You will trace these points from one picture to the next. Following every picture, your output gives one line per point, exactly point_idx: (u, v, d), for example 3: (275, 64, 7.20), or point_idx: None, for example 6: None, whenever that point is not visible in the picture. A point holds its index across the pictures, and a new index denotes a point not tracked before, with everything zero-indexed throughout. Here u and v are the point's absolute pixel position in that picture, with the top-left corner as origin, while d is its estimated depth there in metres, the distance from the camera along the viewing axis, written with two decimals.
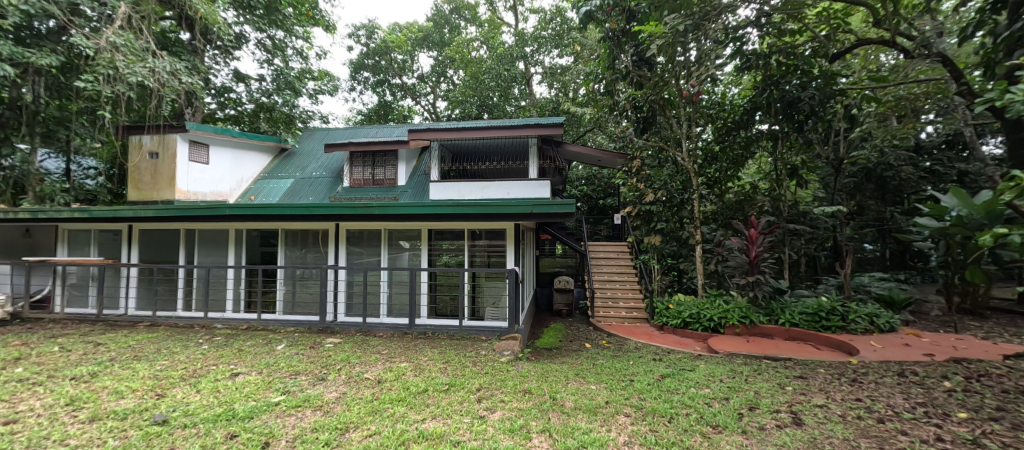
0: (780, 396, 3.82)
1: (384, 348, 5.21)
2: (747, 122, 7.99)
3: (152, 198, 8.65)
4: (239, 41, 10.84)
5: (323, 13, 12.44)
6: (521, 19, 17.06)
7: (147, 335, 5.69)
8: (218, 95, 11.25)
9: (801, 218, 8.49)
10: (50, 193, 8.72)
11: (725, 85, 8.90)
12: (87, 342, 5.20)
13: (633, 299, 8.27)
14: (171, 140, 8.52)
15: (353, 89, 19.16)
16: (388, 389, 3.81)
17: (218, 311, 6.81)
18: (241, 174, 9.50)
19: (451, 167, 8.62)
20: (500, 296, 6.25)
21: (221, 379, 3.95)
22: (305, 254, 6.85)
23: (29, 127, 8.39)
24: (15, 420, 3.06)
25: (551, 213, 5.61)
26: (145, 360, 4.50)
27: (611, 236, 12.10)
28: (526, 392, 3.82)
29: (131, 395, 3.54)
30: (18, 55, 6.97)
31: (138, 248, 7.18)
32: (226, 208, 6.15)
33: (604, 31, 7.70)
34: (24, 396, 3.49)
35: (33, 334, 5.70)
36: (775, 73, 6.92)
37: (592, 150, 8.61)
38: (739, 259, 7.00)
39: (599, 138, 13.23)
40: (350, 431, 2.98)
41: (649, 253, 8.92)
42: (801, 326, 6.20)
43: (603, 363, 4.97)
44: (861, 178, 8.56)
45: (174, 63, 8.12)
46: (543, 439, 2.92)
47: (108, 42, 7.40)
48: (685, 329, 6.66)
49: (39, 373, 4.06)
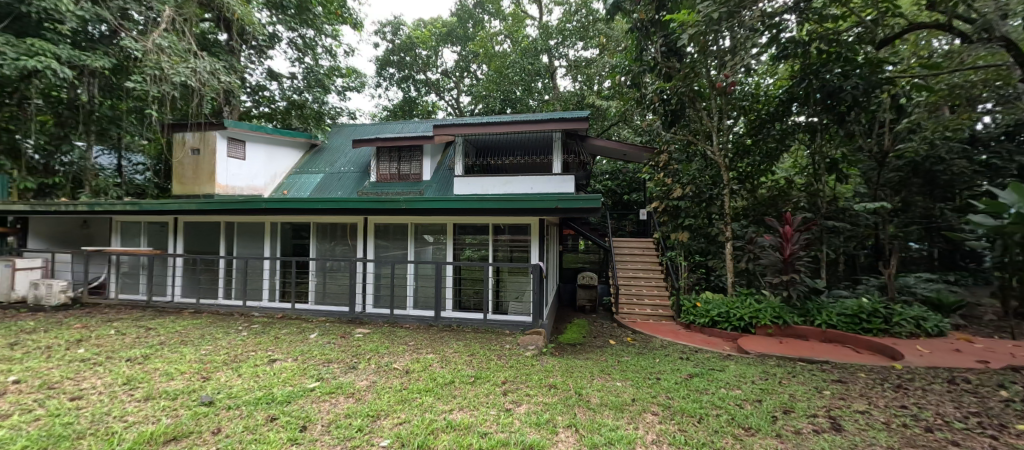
0: (818, 400, 3.67)
1: (411, 339, 5.32)
2: (783, 113, 7.65)
3: (194, 192, 9.14)
4: (272, 40, 11.30)
5: (351, 12, 12.67)
6: (546, 11, 16.91)
7: (192, 321, 6.04)
8: (254, 93, 11.72)
9: (839, 215, 8.02)
10: (104, 187, 9.42)
11: (759, 75, 8.53)
12: (140, 327, 5.57)
13: (659, 296, 8.15)
14: (211, 136, 8.98)
15: (378, 85, 19.42)
16: (415, 379, 3.91)
17: (255, 300, 7.17)
18: (274, 169, 9.90)
19: (475, 162, 8.77)
20: (524, 291, 6.33)
21: (260, 364, 4.15)
22: (334, 247, 7.09)
23: (85, 126, 8.96)
24: (80, 396, 3.33)
25: (577, 208, 5.55)
26: (191, 345, 4.77)
27: (636, 232, 11.90)
28: (551, 386, 3.84)
29: (179, 377, 3.77)
30: (76, 58, 7.50)
31: (183, 239, 7.59)
32: (262, 202, 6.36)
33: (632, 22, 7.51)
34: (86, 375, 3.77)
35: (92, 318, 6.15)
36: (815, 62, 6.68)
37: (620, 144, 8.50)
38: (772, 256, 6.74)
39: (624, 133, 12.98)
40: (382, 418, 3.08)
41: (676, 249, 8.67)
42: (839, 328, 5.91)
43: (629, 360, 4.93)
44: (907, 173, 7.62)
45: (213, 63, 8.49)
46: (570, 434, 2.93)
47: (154, 44, 7.81)
48: (713, 328, 6.52)
49: (99, 354, 4.38)
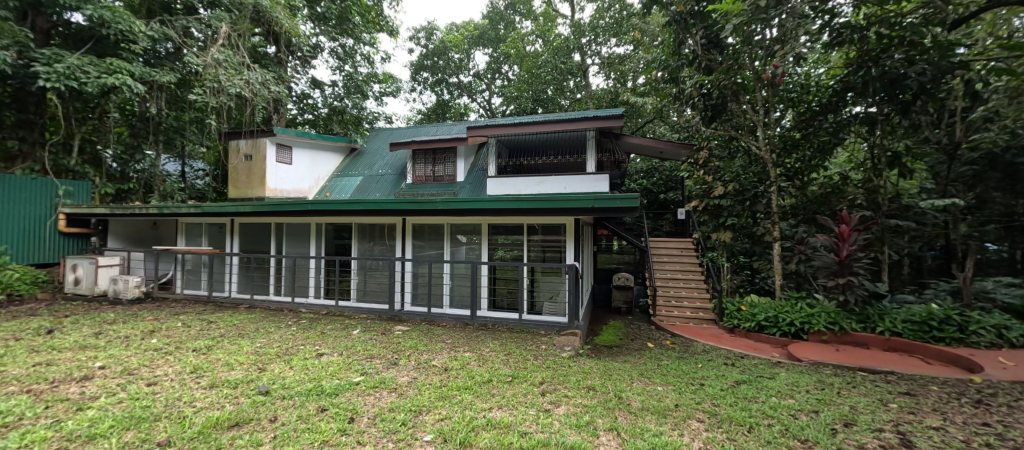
0: (883, 413, 3.41)
1: (449, 337, 5.42)
2: (837, 105, 7.15)
3: (247, 195, 9.78)
4: (315, 50, 11.92)
5: (387, 20, 13.29)
6: (578, 9, 16.71)
7: (248, 315, 6.46)
8: (299, 101, 12.36)
9: (904, 213, 7.33)
10: (171, 191, 10.27)
11: (809, 65, 8.03)
12: (203, 320, 6.02)
13: (699, 299, 7.85)
14: (261, 143, 9.56)
15: (413, 89, 19.90)
16: (454, 376, 3.98)
17: (302, 296, 7.56)
18: (318, 173, 10.41)
19: (508, 162, 8.83)
20: (558, 291, 6.29)
21: (309, 358, 4.38)
22: (373, 246, 7.35)
23: (155, 136, 9.88)
24: (155, 382, 3.65)
25: (613, 208, 5.44)
26: (247, 338, 5.11)
27: (673, 232, 11.53)
28: (589, 388, 3.79)
29: (239, 367, 4.04)
30: (148, 74, 8.20)
31: (238, 239, 8.12)
32: (309, 204, 6.65)
33: (669, 15, 7.35)
34: (159, 363, 4.12)
35: (162, 311, 6.71)
36: (874, 48, 6.26)
37: (656, 142, 8.27)
38: (826, 258, 6.31)
39: (660, 130, 12.60)
40: (423, 413, 3.15)
41: (718, 250, 8.31)
42: (904, 335, 5.45)
43: (669, 364, 4.78)
44: (984, 166, 6.69)
45: (264, 74, 9.09)
46: (611, 437, 2.89)
47: (213, 59, 8.44)
48: (760, 333, 6.21)
49: (169, 344, 4.77)
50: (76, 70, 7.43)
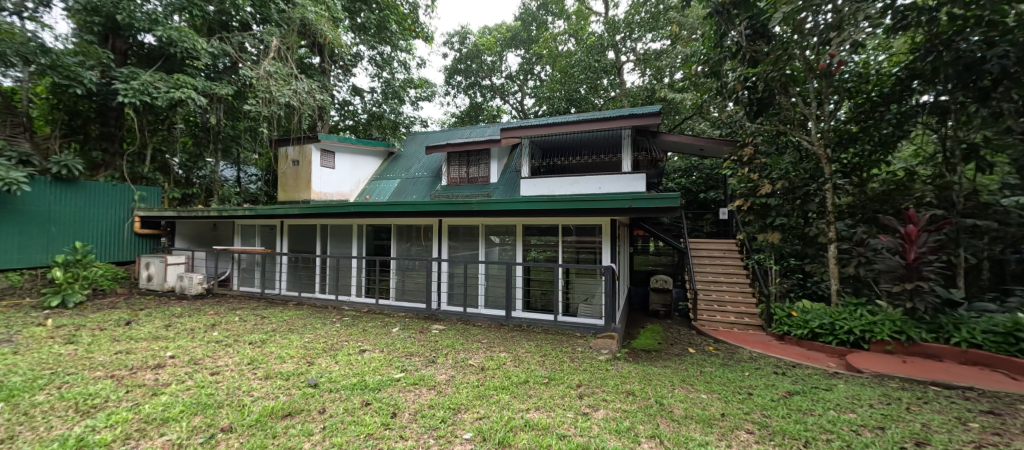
0: (961, 433, 3.10)
1: (484, 337, 5.48)
2: (901, 94, 6.60)
3: (294, 198, 10.35)
4: (356, 59, 12.41)
5: (422, 26, 13.61)
6: (611, 5, 16.41)
7: (296, 312, 6.83)
8: (341, 108, 12.93)
9: (983, 212, 6.50)
10: (228, 195, 11.08)
11: (868, 53, 7.45)
12: (257, 315, 6.43)
13: (743, 303, 7.48)
14: (307, 148, 10.08)
15: (447, 93, 20.29)
16: (490, 376, 4.01)
17: (345, 294, 7.89)
18: (358, 176, 10.88)
19: (542, 162, 8.81)
20: (593, 293, 6.19)
21: (353, 353, 4.57)
22: (411, 247, 7.55)
23: (214, 144, 10.68)
24: (218, 372, 3.94)
25: (652, 208, 5.28)
26: (296, 333, 5.40)
27: (715, 233, 11.05)
28: (629, 393, 3.70)
29: (290, 360, 4.28)
30: (209, 87, 8.88)
31: (288, 240, 8.59)
32: (351, 206, 7.00)
33: (710, 8, 7.05)
34: (219, 355, 4.44)
35: (221, 306, 7.22)
36: (946, 30, 5.77)
37: (696, 139, 7.96)
38: (889, 261, 5.82)
39: (700, 126, 12.12)
40: (462, 411, 3.20)
41: (765, 252, 7.86)
42: (984, 347, 4.92)
43: (713, 371, 4.58)
44: None
45: (310, 84, 9.57)
46: (653, 444, 2.81)
47: (265, 71, 8.99)
48: (814, 342, 5.84)
49: (228, 337, 5.13)
50: (149, 86, 8.16)
